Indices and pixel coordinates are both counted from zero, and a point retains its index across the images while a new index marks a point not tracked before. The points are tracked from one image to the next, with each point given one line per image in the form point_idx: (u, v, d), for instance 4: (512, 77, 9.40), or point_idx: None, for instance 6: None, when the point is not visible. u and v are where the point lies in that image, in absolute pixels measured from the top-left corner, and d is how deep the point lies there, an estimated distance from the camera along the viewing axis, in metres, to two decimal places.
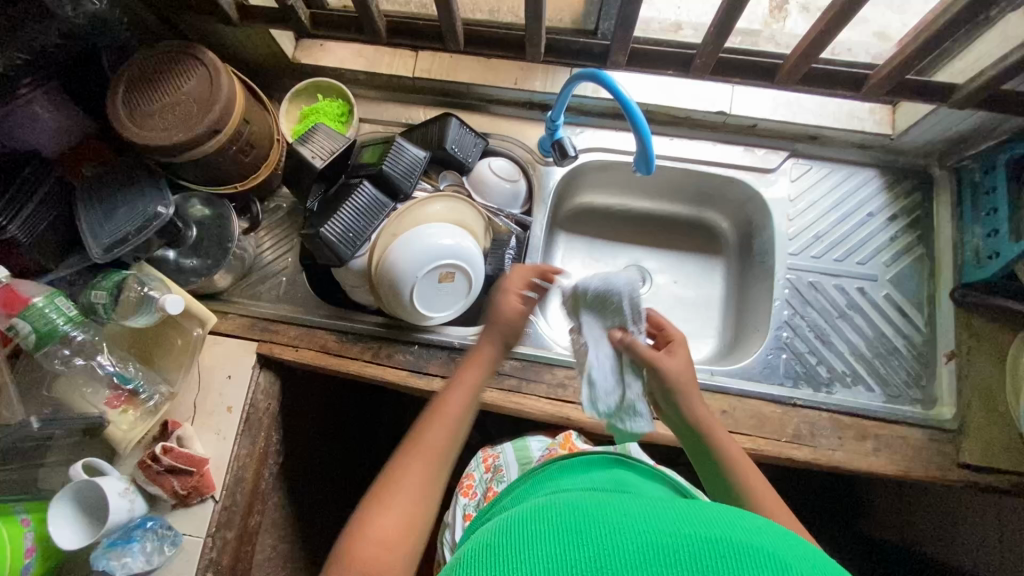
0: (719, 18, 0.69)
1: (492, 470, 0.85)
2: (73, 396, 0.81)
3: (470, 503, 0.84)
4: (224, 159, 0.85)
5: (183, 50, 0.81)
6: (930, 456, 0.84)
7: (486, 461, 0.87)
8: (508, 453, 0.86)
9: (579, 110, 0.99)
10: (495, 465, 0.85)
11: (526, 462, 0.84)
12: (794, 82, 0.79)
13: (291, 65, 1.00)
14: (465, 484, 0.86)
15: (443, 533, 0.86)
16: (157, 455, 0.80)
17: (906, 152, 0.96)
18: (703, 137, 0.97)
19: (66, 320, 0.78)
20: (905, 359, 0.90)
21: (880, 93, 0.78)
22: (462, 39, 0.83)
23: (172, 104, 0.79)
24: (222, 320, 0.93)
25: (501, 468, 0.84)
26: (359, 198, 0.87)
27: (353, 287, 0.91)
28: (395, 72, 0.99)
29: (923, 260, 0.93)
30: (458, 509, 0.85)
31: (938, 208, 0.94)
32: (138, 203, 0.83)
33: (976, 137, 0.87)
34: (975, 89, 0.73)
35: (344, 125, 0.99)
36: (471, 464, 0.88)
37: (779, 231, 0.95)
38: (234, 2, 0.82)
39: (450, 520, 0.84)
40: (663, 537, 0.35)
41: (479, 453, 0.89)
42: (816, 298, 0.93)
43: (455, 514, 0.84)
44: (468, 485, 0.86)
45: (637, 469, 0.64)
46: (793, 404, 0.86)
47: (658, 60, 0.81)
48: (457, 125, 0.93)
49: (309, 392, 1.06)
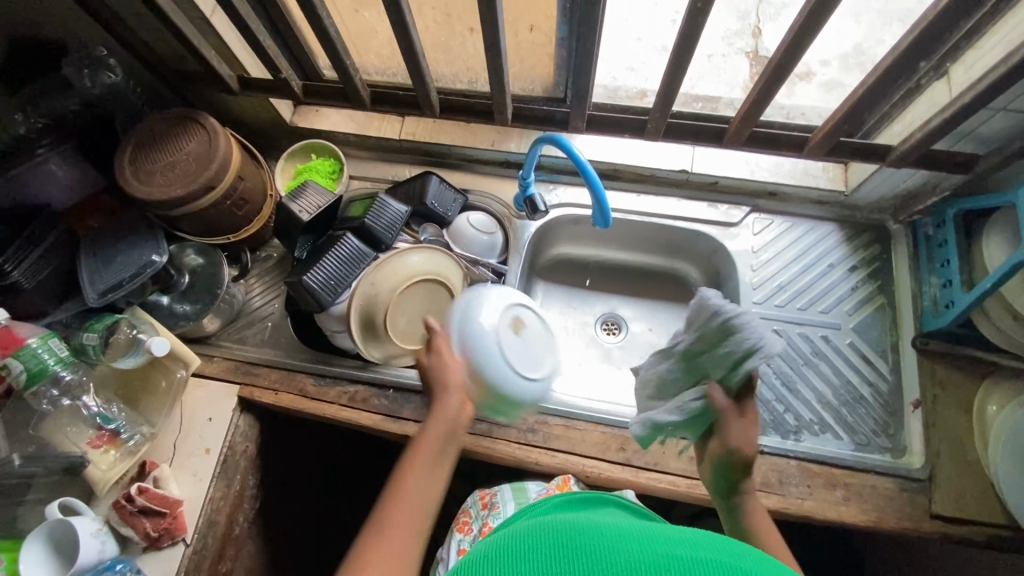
0: (663, 90, 0.77)
1: (488, 507, 0.85)
2: (56, 435, 0.83)
3: (465, 538, 0.85)
4: (220, 212, 0.92)
5: (187, 116, 0.90)
6: (902, 506, 0.83)
7: (483, 499, 0.87)
8: (507, 491, 0.86)
9: (552, 169, 1.06)
10: (492, 504, 0.85)
11: (524, 502, 0.83)
12: (741, 143, 0.86)
13: (288, 128, 1.09)
14: (461, 519, 0.87)
15: (436, 568, 0.84)
16: (132, 495, 0.82)
17: (861, 208, 1.01)
18: (669, 194, 1.03)
19: (56, 360, 0.81)
20: (872, 407, 0.91)
21: (821, 153, 0.84)
22: (437, 106, 0.92)
23: (173, 163, 0.87)
24: (207, 363, 0.97)
25: (498, 506, 0.84)
26: (342, 248, 0.92)
27: (334, 333, 0.95)
28: (383, 134, 1.07)
29: (885, 309, 0.96)
30: (453, 543, 0.85)
31: (897, 259, 0.98)
32: (135, 252, 0.89)
33: (923, 193, 0.92)
34: (907, 150, 0.79)
35: (334, 182, 1.06)
36: (469, 501, 0.88)
37: (743, 281, 0.99)
38: (235, 75, 0.92)
39: (444, 554, 0.85)
40: (647, 559, 0.39)
41: (477, 491, 0.89)
42: (781, 346, 0.95)
43: (450, 548, 0.85)
44: (465, 522, 0.87)
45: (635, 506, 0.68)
46: (760, 451, 0.87)
47: (615, 124, 0.89)
48: (437, 183, 1.01)
49: (292, 436, 1.07)
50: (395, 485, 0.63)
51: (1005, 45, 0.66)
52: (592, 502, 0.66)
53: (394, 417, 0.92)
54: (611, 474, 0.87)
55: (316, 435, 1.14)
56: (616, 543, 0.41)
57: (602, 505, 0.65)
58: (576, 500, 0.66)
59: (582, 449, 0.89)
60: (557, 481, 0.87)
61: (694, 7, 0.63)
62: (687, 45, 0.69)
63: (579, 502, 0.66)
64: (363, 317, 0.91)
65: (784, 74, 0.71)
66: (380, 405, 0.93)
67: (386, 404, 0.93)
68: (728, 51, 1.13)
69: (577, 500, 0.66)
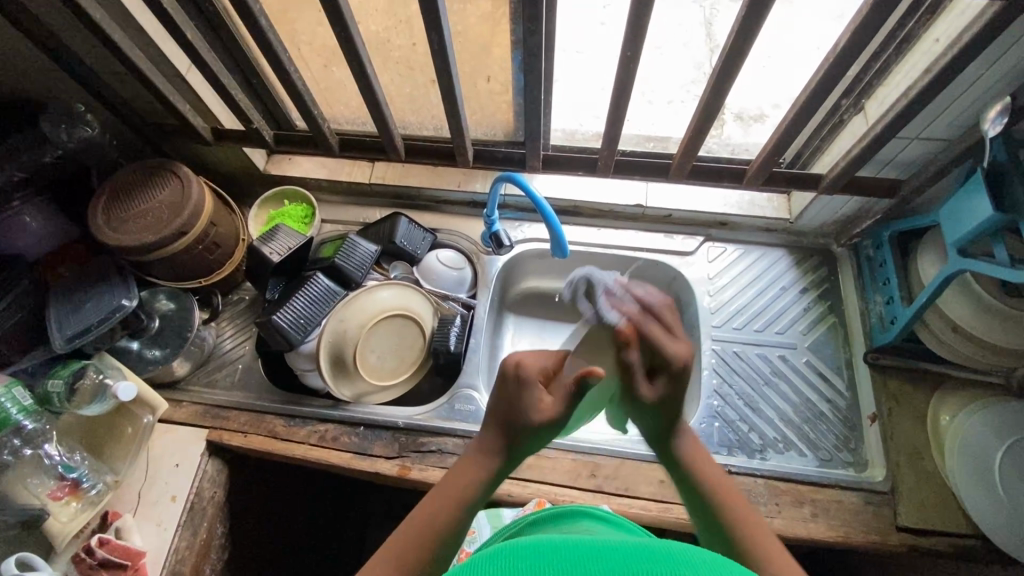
0: (608, 130, 0.83)
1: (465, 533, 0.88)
2: (16, 487, 0.81)
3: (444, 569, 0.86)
4: (191, 257, 0.94)
5: (161, 166, 0.93)
6: (868, 520, 0.85)
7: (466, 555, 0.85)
8: (483, 517, 0.89)
9: (516, 207, 1.11)
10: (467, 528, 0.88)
11: (499, 524, 0.87)
12: (685, 176, 0.92)
13: (262, 176, 1.14)
14: None
15: None
16: (92, 548, 0.79)
17: (807, 234, 1.07)
18: (627, 227, 1.09)
19: (19, 409, 0.82)
20: (832, 423, 0.94)
21: (759, 182, 0.91)
22: (402, 150, 0.97)
23: (145, 211, 0.90)
24: (177, 409, 0.96)
25: (474, 531, 0.87)
26: (313, 288, 0.94)
27: (305, 371, 0.96)
28: (354, 179, 1.12)
29: (837, 328, 1.00)
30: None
31: (844, 280, 1.03)
32: (103, 298, 0.90)
33: (858, 218, 0.98)
34: (835, 178, 0.85)
35: (306, 226, 1.10)
36: None
37: (701, 306, 1.04)
38: (209, 127, 0.97)
39: None
40: None
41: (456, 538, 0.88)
42: (742, 366, 0.99)
43: None
44: None
45: (603, 518, 0.65)
46: (727, 471, 0.88)
47: (569, 163, 0.95)
48: (406, 223, 1.05)
49: (263, 481, 1.06)
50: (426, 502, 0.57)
51: (905, 81, 0.74)
52: (571, 515, 0.64)
53: (364, 454, 0.92)
54: (582, 501, 0.87)
55: (289, 479, 1.12)
56: (582, 564, 0.38)
57: (576, 522, 0.63)
58: (548, 515, 0.65)
59: (553, 477, 0.89)
60: (532, 504, 0.87)
61: (624, 56, 0.70)
62: (624, 91, 0.76)
63: (555, 519, 0.64)
64: (333, 353, 0.93)
65: (714, 110, 0.78)
66: (351, 443, 0.93)
67: (357, 442, 0.93)
68: (686, 96, 1.21)
69: (554, 515, 0.65)
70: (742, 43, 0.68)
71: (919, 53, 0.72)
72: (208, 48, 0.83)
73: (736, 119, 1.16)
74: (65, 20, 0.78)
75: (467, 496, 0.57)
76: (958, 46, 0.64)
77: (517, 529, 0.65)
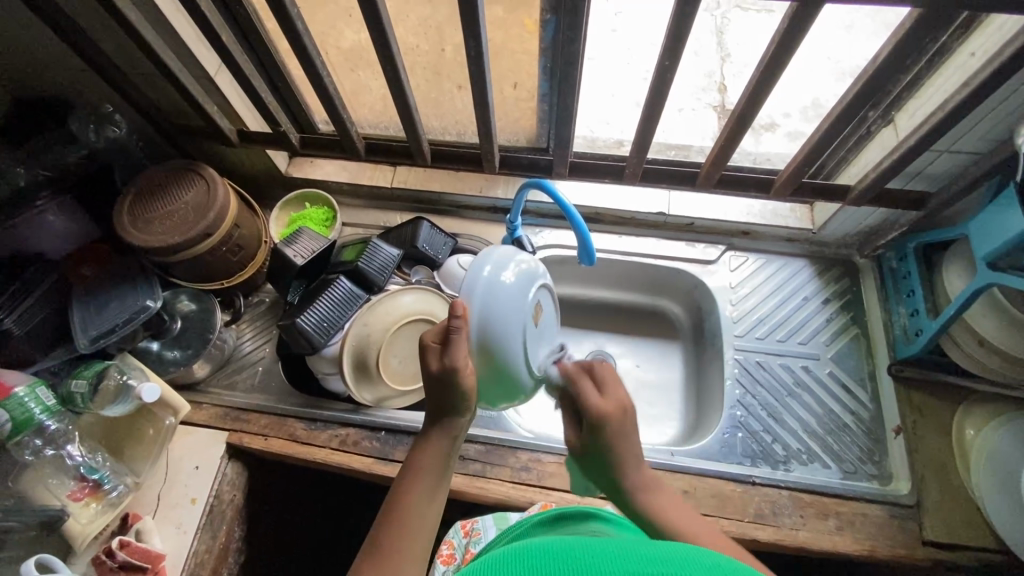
0: (638, 138, 0.83)
1: (470, 534, 0.87)
2: (36, 487, 0.81)
3: (448, 569, 0.84)
4: (215, 258, 0.94)
5: (188, 167, 0.93)
6: (893, 534, 0.84)
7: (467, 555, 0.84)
8: (489, 519, 0.88)
9: (538, 213, 1.12)
10: (472, 530, 0.87)
11: (504, 525, 0.85)
12: (712, 185, 0.91)
13: (284, 178, 1.14)
14: (443, 552, 0.87)
15: None
16: (113, 549, 0.79)
17: (830, 244, 1.06)
18: (649, 235, 1.09)
19: (42, 409, 0.81)
20: (856, 435, 0.93)
21: (786, 193, 0.90)
22: (428, 155, 0.96)
23: (171, 213, 0.90)
24: (196, 410, 0.96)
25: (478, 530, 0.86)
26: (335, 291, 0.94)
27: (326, 375, 0.96)
28: (376, 183, 1.12)
29: (859, 339, 1.00)
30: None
31: (866, 291, 1.03)
32: (128, 299, 0.90)
33: (884, 229, 0.98)
34: (864, 189, 0.85)
35: (327, 229, 1.09)
36: (451, 532, 0.90)
37: (723, 315, 1.03)
38: (235, 128, 0.97)
39: None
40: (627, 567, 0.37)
41: (458, 522, 0.90)
42: (765, 376, 0.98)
43: None
44: (447, 553, 0.86)
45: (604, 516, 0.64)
46: (752, 482, 0.88)
47: (595, 170, 0.95)
48: (428, 227, 1.05)
49: (281, 486, 1.04)
50: (405, 479, 0.61)
51: (940, 93, 0.74)
52: (579, 516, 0.63)
53: (386, 459, 0.92)
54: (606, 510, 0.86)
55: (307, 484, 1.10)
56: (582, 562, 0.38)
57: (583, 522, 0.61)
58: (551, 516, 0.63)
59: None
60: (537, 505, 0.87)
61: (661, 65, 0.70)
62: (658, 99, 0.75)
63: (568, 515, 0.63)
64: (356, 357, 0.92)
65: (745, 120, 0.77)
66: (372, 448, 0.93)
67: (377, 447, 0.93)
68: (697, 105, 1.22)
69: (557, 516, 0.63)
70: (780, 58, 0.68)
71: (954, 67, 0.72)
72: (240, 51, 0.82)
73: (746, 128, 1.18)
74: (94, 19, 0.78)
75: (426, 497, 0.60)
76: (1000, 60, 0.63)
77: (523, 529, 0.64)
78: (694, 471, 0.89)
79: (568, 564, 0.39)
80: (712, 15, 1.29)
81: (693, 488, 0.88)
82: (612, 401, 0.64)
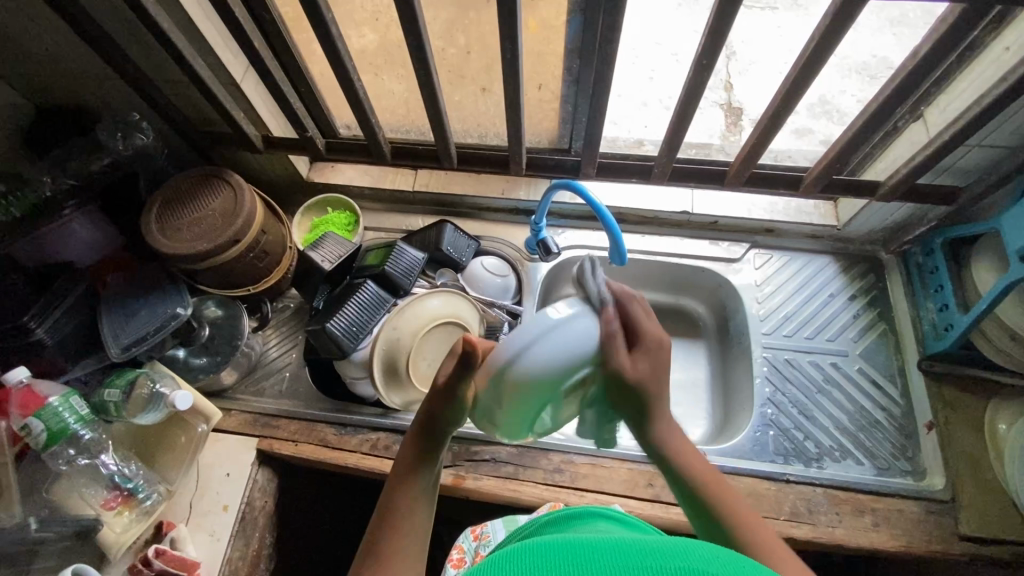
0: (669, 137, 0.82)
1: (479, 538, 0.88)
2: (71, 496, 0.81)
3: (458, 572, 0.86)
4: (242, 264, 0.94)
5: (214, 173, 0.93)
6: (930, 529, 0.84)
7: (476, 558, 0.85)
8: (498, 522, 0.88)
9: (559, 214, 1.12)
10: (482, 533, 0.88)
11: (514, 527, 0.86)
12: (741, 183, 0.91)
13: (306, 183, 1.14)
14: (454, 556, 0.89)
15: None
16: (149, 559, 0.79)
17: (854, 240, 1.06)
18: (672, 234, 1.09)
19: (77, 418, 0.81)
20: (888, 431, 0.93)
21: (815, 190, 0.90)
22: (455, 158, 0.96)
23: (199, 219, 0.89)
24: (225, 417, 0.96)
25: (488, 533, 0.87)
26: (363, 295, 0.94)
27: (355, 379, 0.96)
28: (397, 186, 1.12)
29: (887, 335, 1.00)
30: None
31: (892, 287, 1.03)
32: (158, 306, 0.90)
33: (911, 224, 0.98)
34: (894, 184, 0.85)
35: (350, 233, 1.09)
36: (462, 537, 0.91)
37: (751, 313, 1.03)
38: (260, 134, 0.97)
39: None
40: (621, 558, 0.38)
41: (469, 527, 0.92)
42: (794, 374, 0.98)
43: None
44: (458, 557, 0.88)
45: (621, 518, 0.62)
46: (786, 480, 0.88)
47: (623, 169, 0.95)
48: (452, 230, 1.05)
49: (309, 492, 1.04)
50: (401, 474, 0.61)
51: (973, 88, 0.74)
52: (584, 516, 0.61)
53: None
54: (641, 511, 0.86)
55: (333, 490, 1.10)
56: (591, 562, 0.38)
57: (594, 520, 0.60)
58: (564, 513, 0.62)
59: (609, 486, 0.88)
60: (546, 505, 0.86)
61: (699, 63, 0.69)
62: (691, 98, 0.75)
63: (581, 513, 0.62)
64: (386, 361, 0.92)
65: (778, 118, 0.77)
66: None
67: None
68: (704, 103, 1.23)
69: (566, 515, 0.62)
70: (819, 55, 0.67)
71: (987, 61, 0.72)
72: (270, 56, 0.82)
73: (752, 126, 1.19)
74: (125, 27, 0.78)
75: (422, 496, 0.60)
76: None
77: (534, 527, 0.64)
78: (727, 470, 0.89)
79: (568, 561, 0.38)
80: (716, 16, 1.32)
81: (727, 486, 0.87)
82: (642, 354, 0.61)
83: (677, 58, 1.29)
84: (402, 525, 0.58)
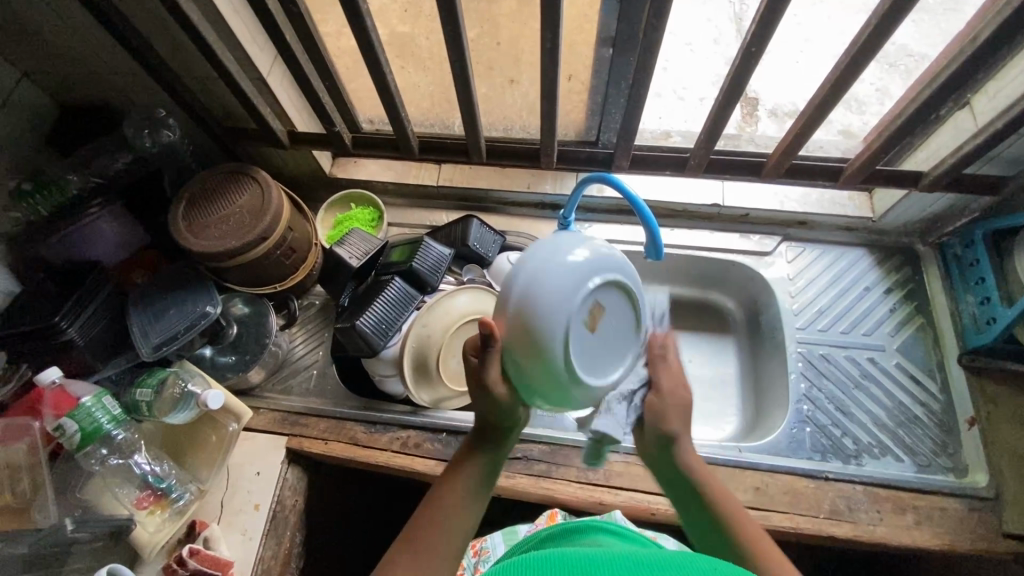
0: (708, 128, 0.80)
1: (479, 554, 0.88)
2: (104, 496, 0.80)
3: None
4: (270, 261, 0.93)
5: (240, 170, 0.92)
6: (974, 527, 0.82)
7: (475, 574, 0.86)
8: (497, 537, 0.88)
9: (586, 208, 1.10)
10: (482, 549, 0.88)
11: (513, 541, 0.86)
12: (779, 175, 0.89)
13: (328, 179, 1.12)
14: None
15: None
16: (184, 558, 0.79)
17: (889, 232, 1.04)
18: (702, 227, 1.07)
19: (110, 418, 0.80)
20: (928, 428, 0.91)
21: (857, 181, 0.87)
22: (484, 151, 0.94)
23: (227, 216, 0.88)
24: (254, 416, 0.95)
25: (487, 550, 0.87)
26: (390, 292, 0.93)
27: (383, 376, 0.94)
28: (422, 181, 1.11)
29: (925, 329, 0.98)
30: None
31: (930, 279, 1.01)
32: (187, 304, 0.89)
33: (951, 215, 0.96)
34: (938, 176, 0.83)
35: (374, 229, 1.09)
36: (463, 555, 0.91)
37: (784, 307, 1.01)
38: (286, 129, 0.96)
39: None
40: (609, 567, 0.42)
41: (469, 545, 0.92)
42: (830, 369, 0.96)
43: None
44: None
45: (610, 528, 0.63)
46: (825, 478, 0.86)
47: (656, 162, 0.93)
48: (478, 225, 1.03)
49: (337, 491, 1.03)
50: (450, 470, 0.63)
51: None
52: (581, 530, 0.62)
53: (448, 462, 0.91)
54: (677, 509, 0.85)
55: (359, 488, 1.09)
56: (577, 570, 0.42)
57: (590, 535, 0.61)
58: (560, 530, 0.62)
59: (645, 485, 0.87)
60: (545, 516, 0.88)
61: (747, 52, 0.67)
62: (734, 88, 0.73)
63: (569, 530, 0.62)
64: (416, 358, 0.91)
65: (824, 107, 0.75)
66: (434, 450, 0.92)
67: (439, 448, 0.92)
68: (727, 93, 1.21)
69: (563, 530, 0.63)
70: (874, 42, 0.65)
71: None
72: (299, 51, 0.81)
73: (771, 115, 1.18)
74: (153, 21, 0.77)
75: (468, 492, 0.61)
76: None
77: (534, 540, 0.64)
78: (765, 467, 0.87)
79: (567, 567, 0.43)
80: (732, 5, 1.30)
81: (765, 484, 0.86)
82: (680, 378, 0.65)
83: (696, 47, 1.27)
84: (443, 526, 0.58)
